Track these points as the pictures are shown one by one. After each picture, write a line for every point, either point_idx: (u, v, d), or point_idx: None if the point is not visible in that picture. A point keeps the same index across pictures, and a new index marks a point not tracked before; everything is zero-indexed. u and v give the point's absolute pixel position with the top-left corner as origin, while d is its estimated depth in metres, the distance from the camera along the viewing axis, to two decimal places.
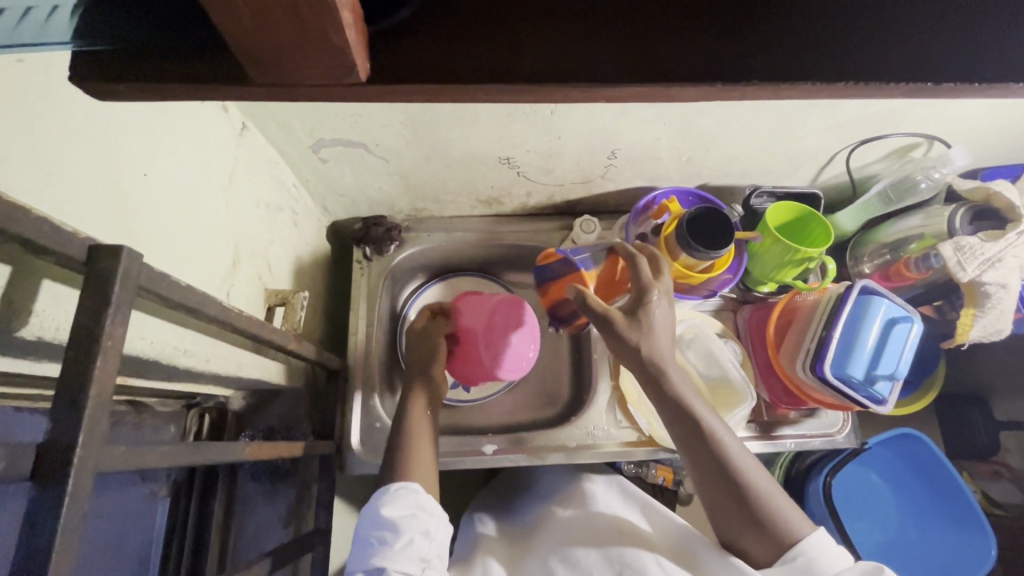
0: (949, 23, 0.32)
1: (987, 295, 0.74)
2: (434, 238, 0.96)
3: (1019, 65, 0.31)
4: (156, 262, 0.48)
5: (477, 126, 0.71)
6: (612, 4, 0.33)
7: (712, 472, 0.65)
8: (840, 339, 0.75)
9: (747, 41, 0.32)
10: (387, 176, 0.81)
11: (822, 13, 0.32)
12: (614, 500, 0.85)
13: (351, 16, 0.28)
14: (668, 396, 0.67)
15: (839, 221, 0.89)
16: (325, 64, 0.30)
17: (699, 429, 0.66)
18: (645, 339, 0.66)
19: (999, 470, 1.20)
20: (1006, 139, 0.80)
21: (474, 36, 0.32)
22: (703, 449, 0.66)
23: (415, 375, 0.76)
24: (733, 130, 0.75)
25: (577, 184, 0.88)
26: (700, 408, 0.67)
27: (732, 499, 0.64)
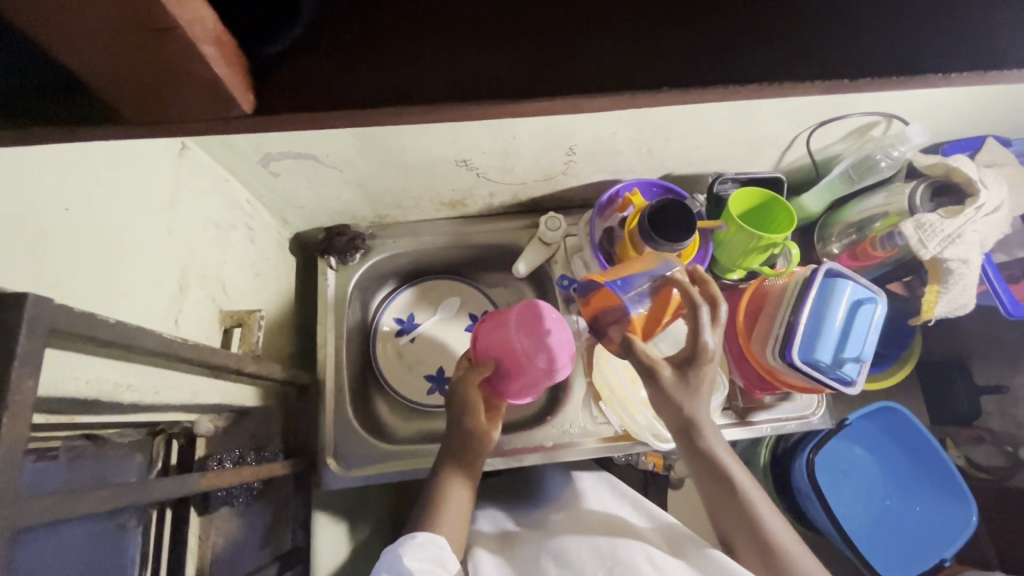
0: (863, 16, 0.33)
1: (950, 272, 0.74)
2: (400, 244, 0.95)
3: (931, 55, 0.32)
4: (82, 301, 0.46)
5: (429, 132, 0.70)
6: (523, 30, 0.33)
7: (727, 505, 0.68)
8: (808, 324, 0.75)
9: (657, 56, 0.32)
10: (344, 185, 0.80)
11: (730, 17, 0.33)
12: (607, 500, 0.87)
13: (215, 51, 0.28)
14: (695, 437, 0.68)
15: (804, 204, 0.89)
16: (204, 101, 0.30)
17: (716, 465, 0.69)
18: (688, 401, 0.67)
19: (982, 433, 1.26)
20: (962, 114, 0.80)
21: (383, 66, 0.32)
22: (719, 482, 0.68)
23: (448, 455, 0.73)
24: (689, 119, 0.74)
25: (539, 182, 0.86)
26: (720, 450, 0.69)
27: (748, 533, 0.67)
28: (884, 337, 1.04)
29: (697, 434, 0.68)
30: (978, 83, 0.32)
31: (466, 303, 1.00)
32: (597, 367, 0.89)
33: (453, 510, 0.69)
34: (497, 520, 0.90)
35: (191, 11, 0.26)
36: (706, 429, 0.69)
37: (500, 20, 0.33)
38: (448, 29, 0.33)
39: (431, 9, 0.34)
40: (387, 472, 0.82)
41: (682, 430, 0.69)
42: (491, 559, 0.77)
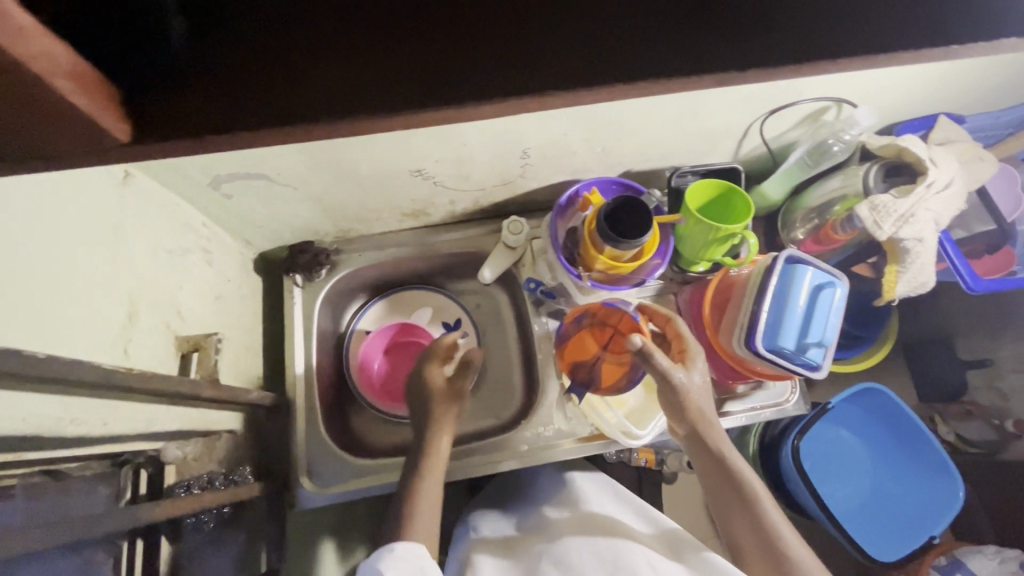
0: (751, 13, 0.36)
1: (907, 251, 0.75)
2: (366, 257, 0.95)
3: (811, 44, 0.35)
4: (6, 340, 0.44)
5: (378, 145, 0.70)
6: (436, 51, 0.35)
7: (732, 499, 0.73)
8: (771, 313, 0.75)
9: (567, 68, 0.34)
10: (302, 202, 0.80)
11: (625, 21, 0.36)
12: (605, 500, 0.87)
13: (74, 87, 0.29)
14: (699, 435, 0.74)
15: (765, 191, 0.90)
16: (78, 134, 0.31)
17: (722, 462, 0.74)
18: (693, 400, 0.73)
19: (970, 409, 1.30)
20: (910, 95, 0.80)
21: (286, 90, 0.34)
22: (723, 477, 0.74)
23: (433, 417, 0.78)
24: (637, 115, 0.74)
25: (499, 186, 0.86)
26: (726, 448, 0.75)
27: (751, 526, 0.72)
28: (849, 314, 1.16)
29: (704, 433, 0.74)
30: (875, 62, 0.35)
31: (439, 312, 1.02)
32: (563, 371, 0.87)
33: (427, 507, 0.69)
34: (492, 527, 0.90)
35: (36, 47, 0.26)
36: (711, 430, 0.74)
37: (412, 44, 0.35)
38: (364, 56, 0.35)
39: (341, 43, 0.35)
40: (363, 487, 0.82)
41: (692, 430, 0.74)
42: (493, 563, 0.78)
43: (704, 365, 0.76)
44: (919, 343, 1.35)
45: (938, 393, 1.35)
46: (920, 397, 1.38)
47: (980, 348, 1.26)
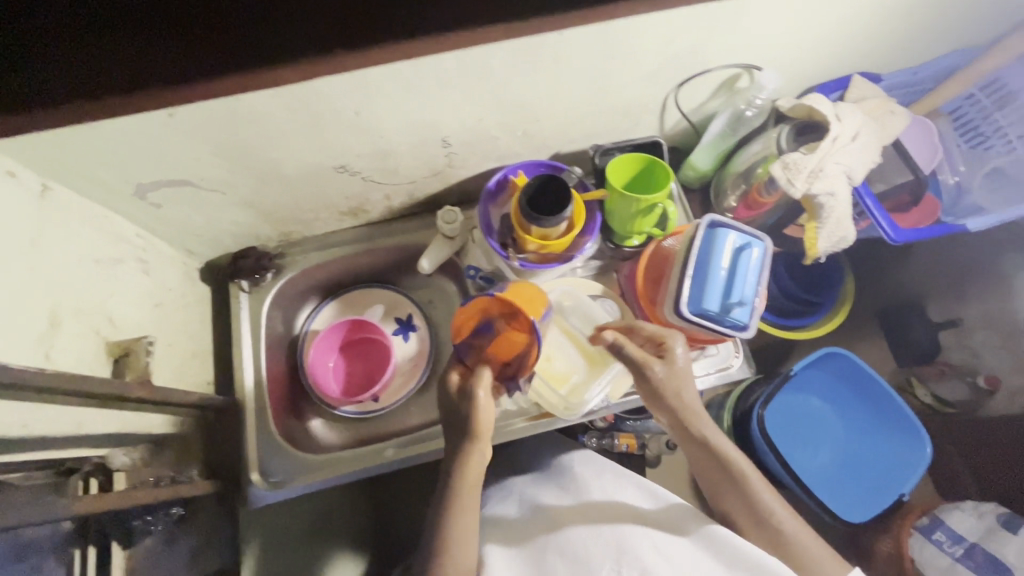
0: None
1: (821, 206, 0.77)
2: (310, 259, 0.97)
3: None
4: None
5: (296, 144, 0.72)
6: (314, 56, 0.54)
7: (721, 479, 0.76)
8: (696, 277, 0.77)
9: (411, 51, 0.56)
10: (235, 206, 0.82)
11: None
12: (596, 477, 0.87)
13: None
14: (683, 425, 0.76)
15: (694, 163, 0.93)
16: None
17: (707, 447, 0.76)
18: (671, 393, 0.74)
19: (944, 368, 1.34)
20: (817, 57, 0.83)
21: None
22: (710, 460, 0.76)
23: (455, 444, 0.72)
24: (548, 96, 0.76)
25: (429, 178, 0.88)
26: (710, 434, 0.76)
27: (741, 502, 0.75)
28: (804, 279, 1.23)
29: (688, 422, 0.75)
30: None
31: (390, 308, 1.03)
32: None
33: (455, 537, 0.70)
34: (497, 512, 0.90)
35: None
36: (696, 419, 0.75)
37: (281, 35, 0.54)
38: None
39: None
40: (315, 480, 0.84)
41: (676, 420, 0.76)
42: (503, 553, 0.78)
43: (684, 352, 0.76)
44: (894, 310, 1.41)
45: (913, 356, 1.38)
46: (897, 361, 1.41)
47: (950, 310, 1.35)
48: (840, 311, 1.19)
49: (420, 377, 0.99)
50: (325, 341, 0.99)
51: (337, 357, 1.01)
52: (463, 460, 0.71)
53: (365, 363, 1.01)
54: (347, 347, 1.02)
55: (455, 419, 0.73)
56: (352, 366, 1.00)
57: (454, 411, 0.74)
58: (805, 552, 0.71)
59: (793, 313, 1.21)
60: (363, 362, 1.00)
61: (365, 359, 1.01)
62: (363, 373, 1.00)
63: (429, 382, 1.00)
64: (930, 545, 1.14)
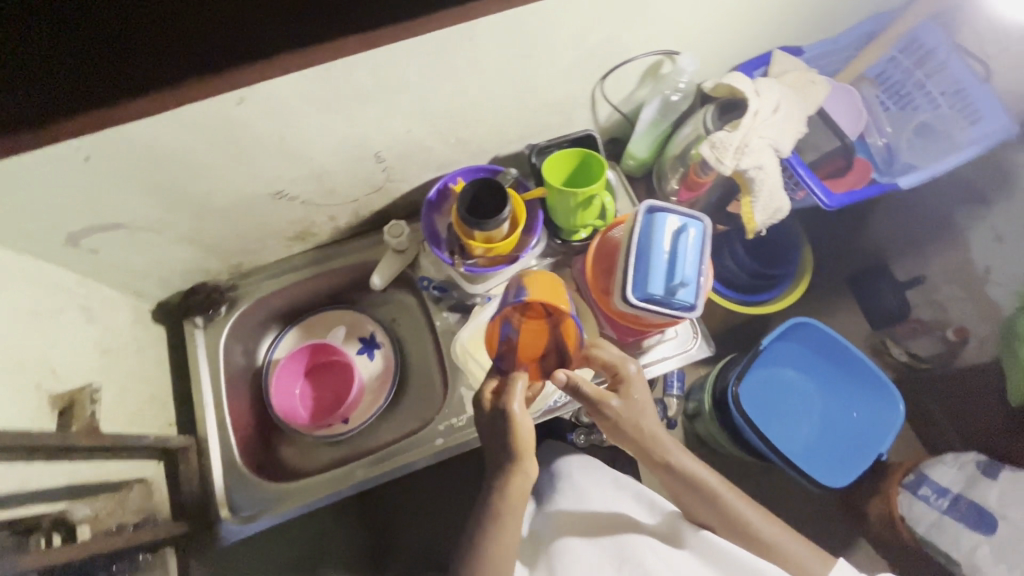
0: None
1: (753, 180, 0.78)
2: (264, 288, 0.97)
3: None
4: None
5: (226, 175, 0.72)
6: (185, 79, 0.50)
7: (696, 501, 0.74)
8: (640, 263, 0.78)
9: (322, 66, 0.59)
10: (177, 243, 0.82)
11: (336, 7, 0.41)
12: (595, 482, 0.87)
13: None
14: (648, 451, 0.74)
15: (632, 151, 0.94)
16: None
17: (676, 470, 0.74)
18: (631, 423, 0.73)
19: (917, 326, 1.33)
20: (734, 36, 0.85)
21: None
22: (681, 483, 0.74)
23: (499, 460, 0.70)
24: (474, 102, 0.77)
25: (371, 195, 0.89)
26: (679, 456, 0.74)
27: (718, 519, 0.73)
28: (762, 253, 1.25)
29: (654, 448, 0.74)
30: None
31: (351, 328, 1.03)
32: (461, 365, 0.88)
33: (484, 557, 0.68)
34: None
35: None
36: (661, 443, 0.74)
37: (144, 60, 0.49)
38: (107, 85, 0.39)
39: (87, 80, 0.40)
40: (286, 509, 0.84)
41: (641, 447, 0.74)
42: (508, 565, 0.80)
43: (640, 380, 0.75)
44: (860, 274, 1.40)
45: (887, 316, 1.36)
46: (872, 325, 1.37)
47: (914, 267, 1.36)
48: (800, 281, 1.21)
49: (388, 393, 0.98)
50: (285, 369, 0.98)
51: (300, 386, 0.99)
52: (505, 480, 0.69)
53: (330, 386, 1.00)
54: (310, 372, 1.00)
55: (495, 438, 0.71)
56: (318, 389, 0.99)
57: (493, 430, 0.71)
58: (790, 557, 0.71)
59: (755, 288, 1.23)
60: (330, 385, 1.00)
61: (331, 380, 1.00)
62: (330, 395, 0.99)
63: (398, 397, 1.00)
64: (918, 502, 1.15)
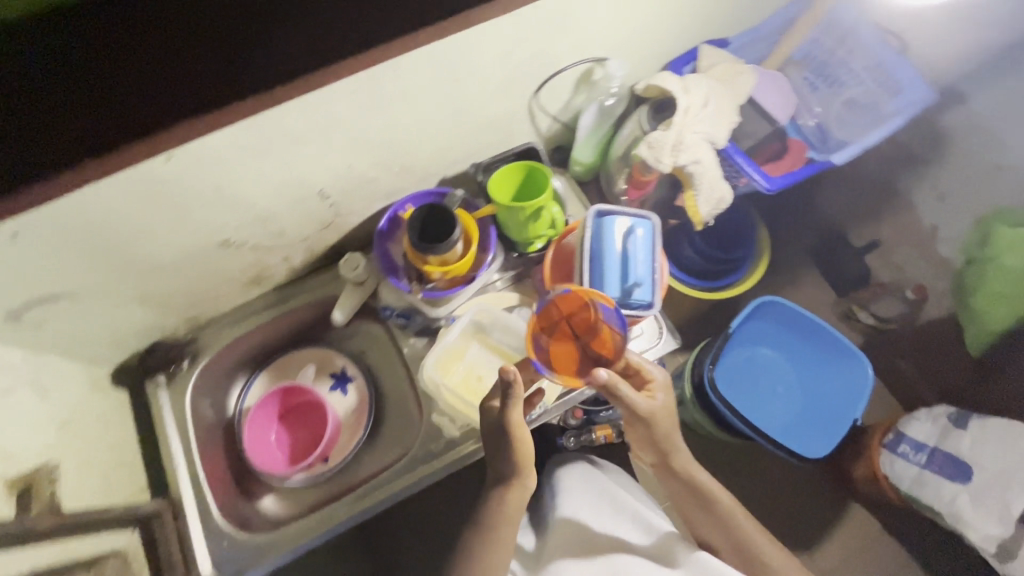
0: None
1: (692, 174, 0.81)
2: (226, 336, 0.95)
3: None
4: None
5: (167, 231, 0.71)
6: (101, 152, 0.49)
7: (704, 515, 0.78)
8: (594, 269, 0.79)
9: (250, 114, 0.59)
10: (126, 305, 0.80)
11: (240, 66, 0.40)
12: (587, 492, 0.87)
13: None
14: (667, 464, 0.78)
15: (577, 157, 0.95)
16: None
17: (690, 485, 0.78)
18: (661, 434, 0.75)
19: (878, 289, 1.37)
20: (658, 37, 0.87)
21: None
22: (691, 497, 0.78)
23: (498, 472, 0.75)
24: (411, 130, 0.78)
25: (322, 230, 0.88)
26: (696, 471, 0.78)
27: (723, 534, 0.76)
28: (720, 238, 1.28)
29: (673, 462, 0.78)
30: None
31: (321, 365, 1.02)
32: (433, 394, 0.86)
33: None
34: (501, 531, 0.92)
35: None
36: (680, 457, 0.78)
37: (60, 144, 0.49)
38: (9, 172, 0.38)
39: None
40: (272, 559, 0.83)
41: (662, 459, 0.78)
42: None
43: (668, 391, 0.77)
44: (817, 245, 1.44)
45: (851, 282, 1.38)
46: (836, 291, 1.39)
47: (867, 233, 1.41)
48: (759, 262, 1.23)
49: (365, 425, 0.97)
50: (257, 416, 0.96)
51: (273, 432, 0.97)
52: (502, 494, 0.75)
53: (304, 428, 0.98)
54: (283, 416, 0.99)
55: (497, 455, 0.75)
56: (293, 432, 0.98)
57: (497, 449, 0.75)
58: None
59: (716, 273, 1.26)
60: (304, 426, 0.98)
61: (305, 422, 0.98)
62: (305, 436, 0.97)
63: (376, 430, 0.99)
64: (898, 459, 1.16)
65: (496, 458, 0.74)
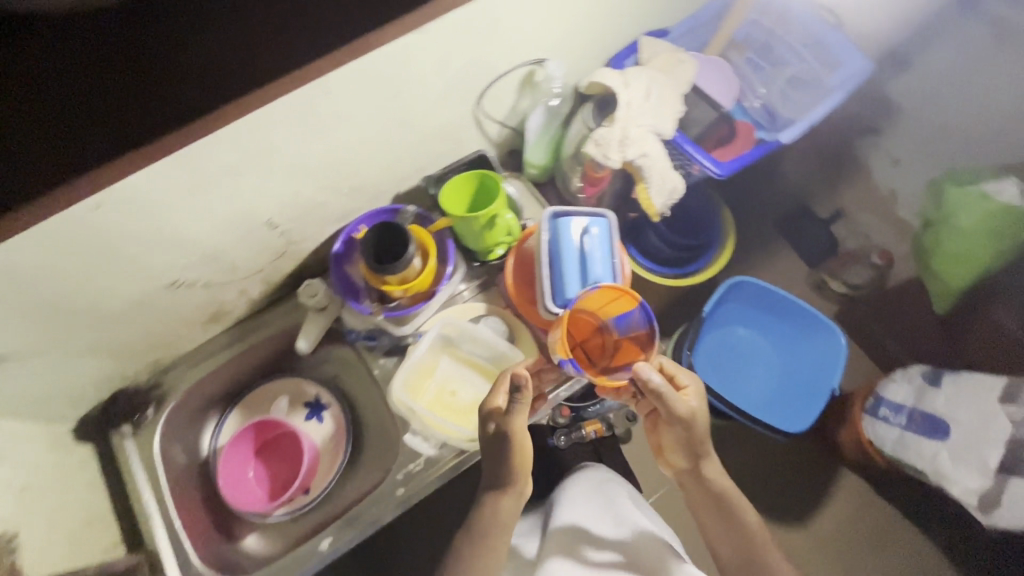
0: None
1: (642, 167, 0.81)
2: (191, 377, 0.93)
3: None
4: None
5: (110, 280, 0.69)
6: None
7: (718, 521, 0.79)
8: (554, 272, 0.79)
9: (175, 152, 0.57)
10: (79, 358, 0.78)
11: None
12: (589, 499, 0.88)
13: None
14: (693, 469, 0.78)
15: (530, 160, 0.93)
16: None
17: (711, 493, 0.78)
18: (698, 441, 0.74)
19: (846, 258, 1.39)
20: (595, 33, 0.87)
21: None
22: (707, 503, 0.79)
23: (491, 480, 0.75)
24: (354, 150, 0.76)
25: (277, 260, 0.86)
26: (719, 478, 0.78)
27: (734, 541, 0.78)
28: (685, 224, 1.29)
29: (702, 468, 0.77)
30: None
31: (295, 395, 1.00)
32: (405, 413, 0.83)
33: None
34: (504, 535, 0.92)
35: None
36: (708, 465, 0.77)
37: None
38: None
39: None
40: None
41: (693, 465, 0.77)
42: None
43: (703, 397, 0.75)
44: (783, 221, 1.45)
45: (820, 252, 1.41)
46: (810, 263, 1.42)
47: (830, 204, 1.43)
48: (725, 245, 1.24)
49: (345, 452, 0.95)
50: (232, 455, 0.94)
51: (250, 469, 0.95)
52: (495, 499, 0.74)
53: (282, 462, 0.96)
54: (258, 452, 0.96)
55: (496, 462, 0.73)
56: (269, 468, 0.95)
57: (498, 457, 0.73)
58: None
59: (684, 259, 1.27)
60: (282, 460, 0.96)
61: (282, 455, 0.96)
62: (283, 469, 0.95)
63: (357, 455, 0.97)
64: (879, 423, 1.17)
65: (495, 464, 0.73)
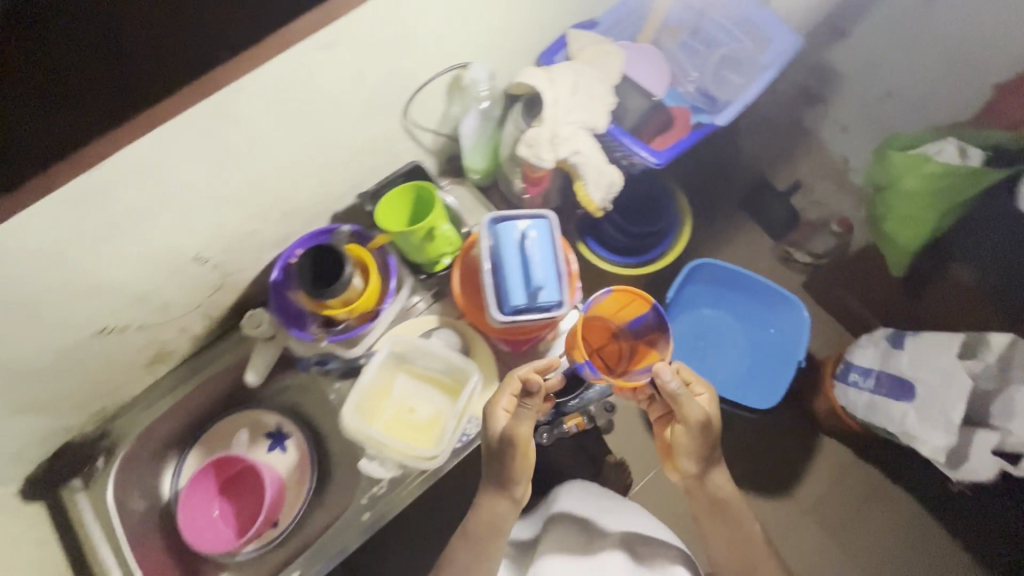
0: None
1: (576, 165, 0.80)
2: (142, 421, 0.90)
3: None
4: None
5: (29, 336, 0.66)
6: None
7: (719, 521, 0.79)
8: (498, 278, 0.78)
9: (71, 199, 0.55)
10: (13, 417, 0.75)
11: None
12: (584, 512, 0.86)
13: None
14: (696, 472, 0.78)
15: (469, 165, 0.92)
16: None
17: (712, 495, 0.78)
18: (708, 447, 0.74)
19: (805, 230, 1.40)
20: (519, 32, 0.85)
21: None
22: (709, 506, 0.79)
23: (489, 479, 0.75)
24: (278, 175, 0.74)
25: (215, 293, 0.84)
26: (719, 479, 0.78)
27: (732, 542, 0.78)
28: (642, 212, 1.28)
29: (708, 472, 0.77)
30: None
31: (254, 426, 0.97)
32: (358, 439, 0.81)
33: None
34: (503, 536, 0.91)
35: None
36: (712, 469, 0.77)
37: None
38: None
39: None
40: None
41: (700, 468, 0.77)
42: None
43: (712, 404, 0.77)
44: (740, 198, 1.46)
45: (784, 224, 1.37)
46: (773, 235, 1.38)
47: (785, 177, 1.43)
48: (680, 230, 1.24)
49: (310, 480, 0.93)
50: (195, 493, 0.91)
51: (215, 506, 0.92)
52: (493, 498, 0.75)
53: (247, 496, 0.93)
54: (223, 488, 0.93)
55: (497, 463, 0.73)
56: (235, 504, 0.92)
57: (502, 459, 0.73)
58: None
59: (643, 248, 1.26)
60: (246, 495, 0.93)
61: (247, 490, 0.93)
62: (247, 505, 0.92)
63: (323, 484, 0.95)
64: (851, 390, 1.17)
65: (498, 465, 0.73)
